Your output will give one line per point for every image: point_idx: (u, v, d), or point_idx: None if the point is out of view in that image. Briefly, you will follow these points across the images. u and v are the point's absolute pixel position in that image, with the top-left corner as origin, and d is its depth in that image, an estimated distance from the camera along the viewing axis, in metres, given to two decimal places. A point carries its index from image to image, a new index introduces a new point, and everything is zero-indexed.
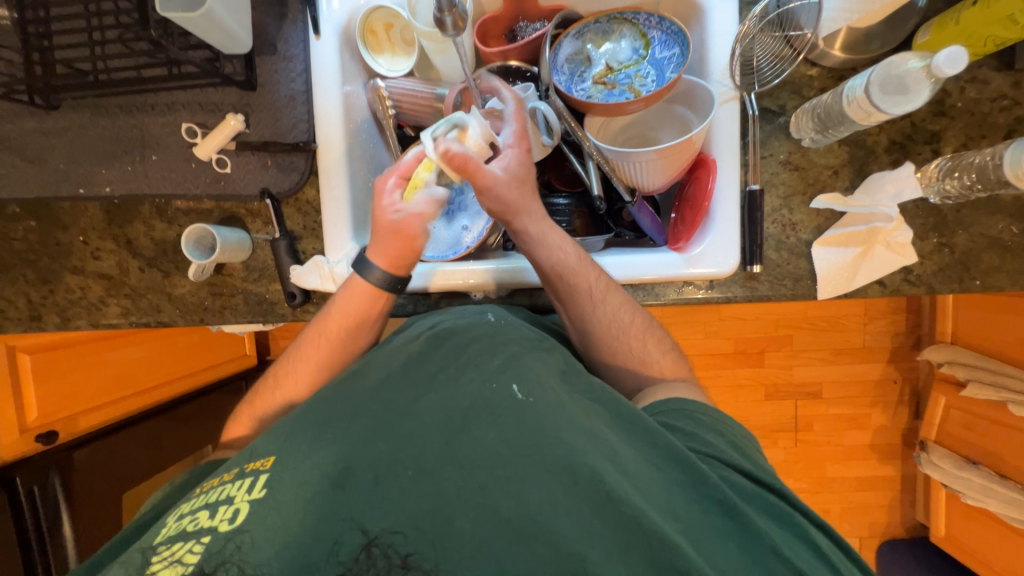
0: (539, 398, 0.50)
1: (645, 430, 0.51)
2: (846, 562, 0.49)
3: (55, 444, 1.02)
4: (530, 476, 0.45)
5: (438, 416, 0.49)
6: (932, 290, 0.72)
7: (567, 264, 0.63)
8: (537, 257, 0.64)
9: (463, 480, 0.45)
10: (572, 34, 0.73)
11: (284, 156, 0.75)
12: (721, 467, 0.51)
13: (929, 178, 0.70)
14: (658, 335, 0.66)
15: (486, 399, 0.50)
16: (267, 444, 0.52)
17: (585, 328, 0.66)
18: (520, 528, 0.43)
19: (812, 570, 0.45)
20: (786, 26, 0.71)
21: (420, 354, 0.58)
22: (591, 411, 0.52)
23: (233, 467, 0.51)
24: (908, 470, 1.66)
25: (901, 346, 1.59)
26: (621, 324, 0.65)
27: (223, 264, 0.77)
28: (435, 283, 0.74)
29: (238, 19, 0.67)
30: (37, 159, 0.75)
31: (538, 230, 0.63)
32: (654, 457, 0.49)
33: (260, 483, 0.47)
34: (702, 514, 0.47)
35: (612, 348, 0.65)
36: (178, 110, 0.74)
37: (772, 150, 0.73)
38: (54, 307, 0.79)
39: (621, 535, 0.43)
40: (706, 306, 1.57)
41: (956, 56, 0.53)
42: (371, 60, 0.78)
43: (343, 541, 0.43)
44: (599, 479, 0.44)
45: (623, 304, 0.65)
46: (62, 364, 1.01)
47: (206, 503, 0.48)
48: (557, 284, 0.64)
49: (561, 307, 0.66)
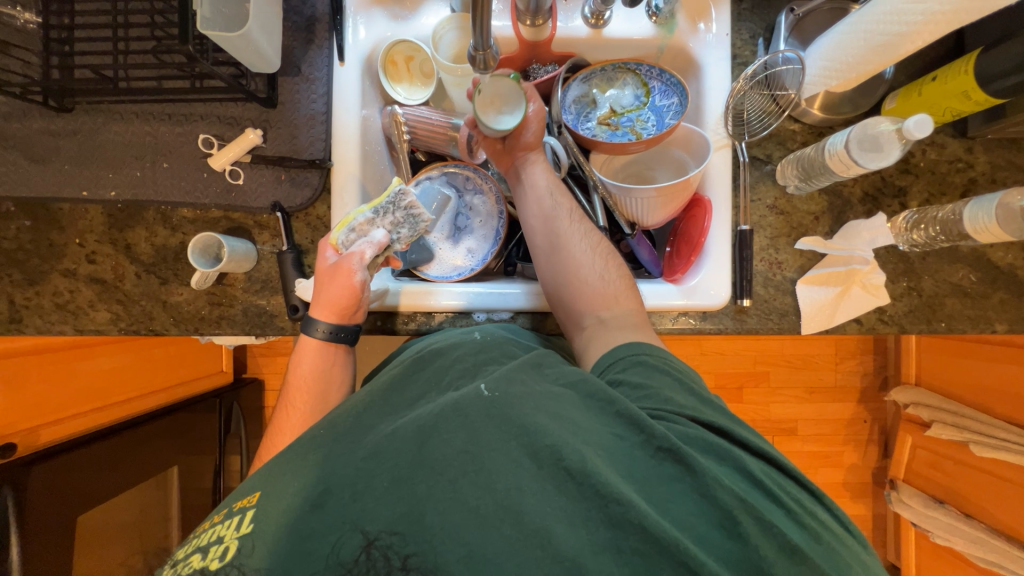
0: (504, 391, 0.49)
1: (601, 398, 0.50)
2: (793, 490, 0.49)
3: (10, 458, 0.91)
4: (496, 465, 0.44)
5: (410, 427, 0.48)
6: (903, 330, 0.78)
7: (550, 196, 0.72)
8: (531, 185, 0.74)
9: (435, 480, 0.44)
10: (580, 78, 0.79)
11: (298, 172, 0.77)
12: (675, 418, 0.50)
13: (899, 228, 0.77)
14: (618, 264, 0.70)
15: (454, 405, 0.48)
16: (253, 480, 0.50)
17: (555, 249, 0.70)
18: (487, 514, 0.42)
19: (783, 526, 0.44)
20: (773, 87, 0.79)
21: (399, 380, 0.58)
22: (560, 395, 0.51)
23: (224, 508, 0.50)
24: (879, 508, 1.72)
25: (870, 386, 1.66)
26: (587, 252, 0.69)
27: (226, 275, 0.77)
28: (443, 303, 0.75)
29: (270, 41, 0.70)
30: (41, 159, 0.74)
31: (535, 167, 0.74)
32: (610, 421, 0.49)
33: (248, 517, 0.45)
34: (655, 466, 0.46)
35: (577, 276, 0.67)
36: (195, 120, 0.75)
37: (760, 195, 0.79)
38: (37, 310, 0.76)
39: (583, 505, 0.43)
40: (690, 340, 1.61)
41: (923, 122, 0.60)
42: (391, 88, 0.82)
43: (344, 544, 0.42)
44: (559, 455, 0.44)
45: (591, 238, 0.70)
46: (30, 372, 0.94)
47: (200, 545, 0.46)
48: (543, 202, 0.72)
49: (537, 229, 0.72)
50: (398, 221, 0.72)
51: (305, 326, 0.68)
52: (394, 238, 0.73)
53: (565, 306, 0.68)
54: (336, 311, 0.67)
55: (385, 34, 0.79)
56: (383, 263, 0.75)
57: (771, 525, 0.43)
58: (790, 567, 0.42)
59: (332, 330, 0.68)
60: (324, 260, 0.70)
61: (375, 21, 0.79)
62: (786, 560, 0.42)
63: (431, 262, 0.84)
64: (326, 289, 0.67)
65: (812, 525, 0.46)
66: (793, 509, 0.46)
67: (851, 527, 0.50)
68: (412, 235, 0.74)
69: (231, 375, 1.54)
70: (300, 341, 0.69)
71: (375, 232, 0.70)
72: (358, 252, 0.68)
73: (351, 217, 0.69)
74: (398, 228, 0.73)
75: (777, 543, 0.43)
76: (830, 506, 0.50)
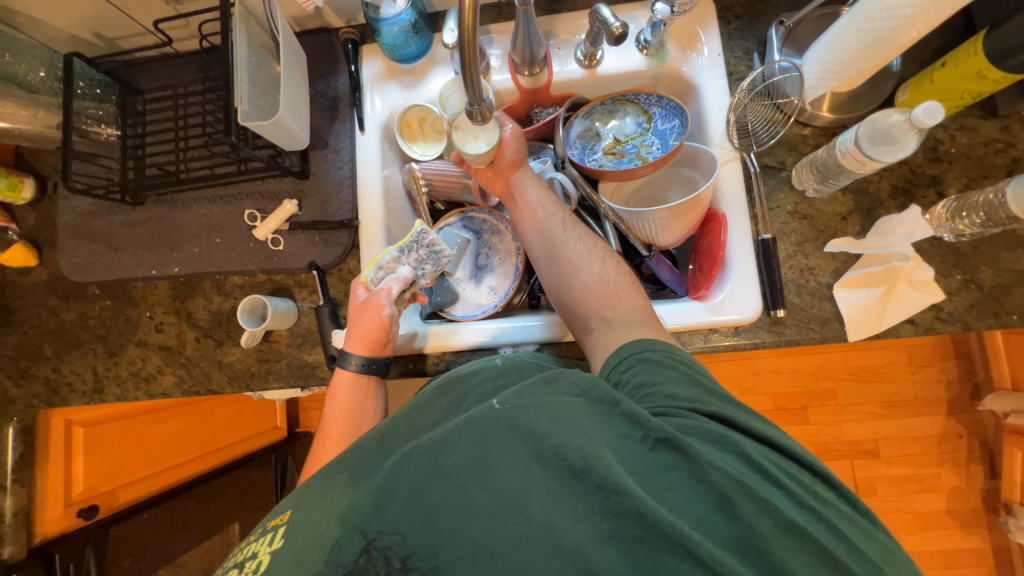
0: (515, 403, 0.48)
1: (606, 400, 0.48)
2: (801, 476, 0.46)
3: (94, 519, 1.00)
4: (506, 469, 0.43)
5: (427, 442, 0.46)
6: (968, 327, 0.71)
7: (542, 206, 0.74)
8: (524, 199, 0.76)
9: (445, 486, 0.43)
10: (582, 115, 0.83)
11: (330, 233, 0.84)
12: (677, 412, 0.48)
13: (939, 219, 0.72)
14: (617, 262, 0.70)
15: (467, 420, 0.47)
16: (286, 500, 0.52)
17: (554, 259, 0.71)
18: (494, 512, 0.41)
19: (789, 511, 0.42)
20: (775, 96, 0.78)
21: (424, 404, 0.58)
22: (567, 401, 0.48)
23: (260, 526, 0.52)
24: (998, 540, 1.47)
25: (959, 396, 1.48)
26: (584, 254, 0.69)
27: (271, 332, 0.83)
28: (468, 337, 0.78)
29: (299, 122, 0.80)
30: (120, 246, 0.86)
31: (522, 179, 0.76)
32: (611, 419, 0.47)
33: (280, 534, 0.48)
34: (654, 458, 0.44)
35: (577, 278, 0.68)
36: (242, 198, 0.85)
37: (778, 202, 0.77)
38: (116, 378, 0.86)
39: (586, 500, 0.41)
40: (738, 360, 1.53)
41: (932, 110, 0.58)
42: (407, 148, 0.89)
43: (344, 543, 0.43)
44: (562, 455, 0.43)
45: (587, 238, 0.71)
46: (110, 437, 1.03)
47: (236, 561, 0.49)
48: (536, 215, 0.74)
49: (535, 242, 0.74)
50: (421, 258, 0.77)
51: (339, 360, 0.72)
52: (420, 274, 0.77)
53: (570, 313, 0.69)
54: (369, 344, 0.72)
55: (399, 102, 0.88)
56: (411, 299, 0.80)
57: (774, 509, 0.41)
58: (793, 545, 0.40)
59: (365, 363, 0.71)
60: (354, 299, 0.75)
61: (389, 92, 0.88)
62: (782, 535, 0.40)
63: (456, 302, 0.88)
64: (359, 325, 0.72)
65: (820, 509, 0.44)
66: (795, 491, 0.44)
67: (865, 510, 0.48)
68: (436, 270, 0.78)
69: (285, 431, 1.58)
70: (336, 375, 0.73)
71: (401, 269, 0.75)
72: (386, 288, 0.73)
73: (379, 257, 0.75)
74: (422, 264, 0.77)
75: (777, 523, 0.41)
76: (839, 487, 0.48)
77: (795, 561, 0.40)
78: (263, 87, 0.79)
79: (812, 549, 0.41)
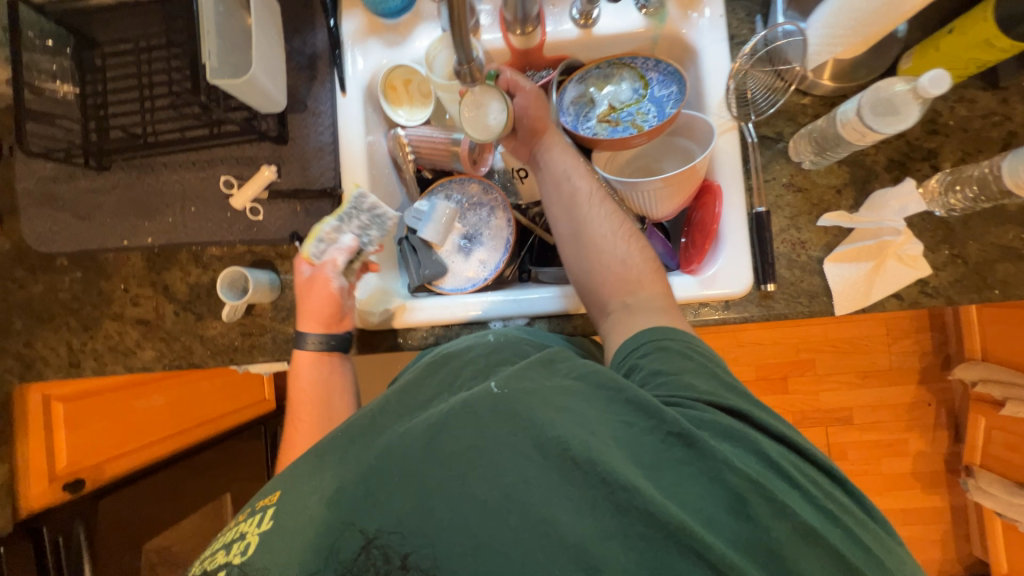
0: (513, 388, 0.47)
1: (612, 387, 0.48)
2: (813, 474, 0.47)
3: (82, 492, 0.99)
4: (507, 458, 0.43)
5: (421, 425, 0.46)
6: (951, 302, 0.72)
7: (572, 172, 0.71)
8: (553, 162, 0.73)
9: (442, 476, 0.43)
10: (575, 79, 0.80)
11: (312, 202, 0.80)
12: (691, 404, 0.49)
13: (932, 192, 0.72)
14: (642, 246, 0.68)
15: (463, 402, 0.46)
16: (276, 479, 0.51)
17: (578, 234, 0.69)
18: (494, 506, 0.41)
19: (803, 510, 0.42)
20: (776, 62, 0.75)
21: (415, 384, 0.56)
22: (572, 388, 0.48)
23: (248, 506, 0.51)
24: (956, 499, 1.58)
25: (930, 366, 1.54)
26: (611, 229, 0.68)
27: (254, 306, 0.81)
28: (435, 311, 0.77)
29: (275, 82, 0.75)
30: (87, 215, 0.81)
31: (552, 140, 0.74)
32: (621, 410, 0.47)
33: (269, 515, 0.47)
34: (665, 450, 0.44)
35: (600, 255, 0.67)
36: (216, 164, 0.81)
37: (774, 174, 0.76)
38: (92, 353, 0.83)
39: (588, 493, 0.41)
40: (723, 332, 1.56)
41: (939, 78, 0.56)
42: (392, 112, 0.86)
43: (342, 542, 0.42)
44: (565, 446, 0.42)
45: (614, 213, 0.70)
46: (91, 411, 1.00)
47: (223, 542, 0.48)
48: (561, 186, 0.71)
49: (558, 214, 0.71)
50: (365, 224, 0.73)
51: (296, 342, 0.73)
52: (365, 241, 0.74)
53: (588, 292, 0.68)
54: (323, 322, 0.72)
55: (381, 61, 0.82)
56: (363, 269, 0.78)
57: (786, 508, 0.41)
58: (802, 546, 0.41)
59: (322, 340, 0.72)
60: (299, 278, 0.73)
61: (372, 51, 0.82)
62: (797, 540, 0.40)
63: (446, 276, 0.85)
64: (308, 305, 0.71)
65: (831, 507, 0.44)
66: (809, 490, 0.44)
67: (874, 511, 0.48)
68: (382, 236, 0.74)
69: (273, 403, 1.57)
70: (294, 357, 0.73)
71: (343, 238, 0.73)
72: (330, 260, 0.72)
73: (316, 231, 0.72)
74: (367, 231, 0.74)
75: (792, 525, 0.41)
76: (848, 486, 0.48)
77: (810, 565, 0.40)
78: (234, 42, 0.73)
79: (824, 551, 0.41)
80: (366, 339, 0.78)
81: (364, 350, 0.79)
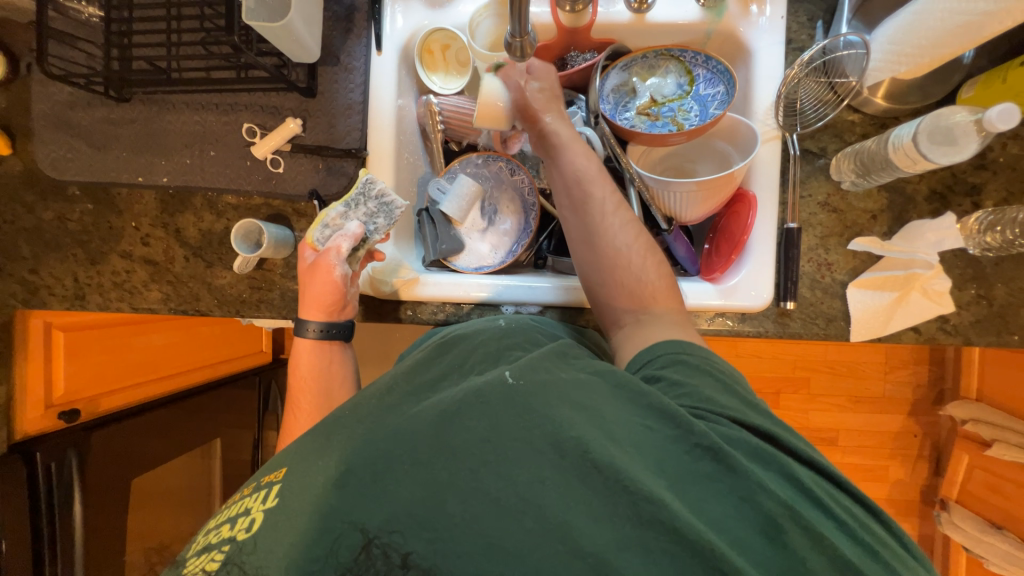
0: (528, 379, 0.48)
1: (632, 390, 0.49)
2: (841, 499, 0.47)
3: (76, 422, 0.98)
4: (519, 456, 0.43)
5: (432, 412, 0.47)
6: (968, 342, 0.71)
7: (584, 173, 0.68)
8: (564, 161, 0.70)
9: (455, 468, 0.43)
10: (620, 66, 0.76)
11: (335, 161, 0.78)
12: (715, 418, 0.48)
13: (970, 231, 0.70)
14: (658, 261, 0.65)
15: (477, 391, 0.47)
16: (282, 456, 0.52)
17: (591, 243, 0.66)
18: (507, 506, 0.41)
19: (833, 537, 0.43)
20: (832, 73, 0.73)
21: (421, 365, 0.57)
22: (592, 388, 0.49)
23: (253, 481, 0.52)
24: (926, 529, 1.61)
25: (923, 399, 1.55)
26: (622, 240, 0.65)
27: (265, 260, 0.79)
28: (443, 292, 0.75)
29: (311, 31, 0.72)
30: (102, 146, 0.79)
31: (565, 136, 0.70)
32: (643, 415, 0.47)
33: (274, 492, 0.48)
34: (692, 463, 0.44)
35: (612, 267, 0.65)
36: (240, 110, 0.78)
37: (811, 190, 0.74)
38: (98, 287, 0.82)
39: (608, 500, 0.41)
40: (723, 340, 1.55)
41: (1009, 112, 0.54)
42: (426, 78, 0.82)
43: (342, 539, 0.41)
44: (585, 448, 0.42)
45: (628, 223, 0.66)
46: (92, 344, 1.00)
47: (229, 516, 0.49)
48: (574, 190, 0.68)
49: (571, 219, 0.69)
50: (372, 211, 0.72)
51: (297, 329, 0.72)
52: (371, 228, 0.72)
53: (601, 302, 0.67)
54: (324, 309, 0.71)
55: (422, 22, 0.79)
56: (368, 257, 0.75)
57: (817, 534, 0.42)
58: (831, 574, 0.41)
59: (323, 327, 0.71)
60: (303, 262, 0.73)
61: (413, 10, 0.79)
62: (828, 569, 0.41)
63: (461, 253, 0.84)
64: (309, 292, 0.70)
65: (864, 536, 0.44)
66: (841, 518, 0.44)
67: (907, 540, 0.48)
68: (389, 225, 0.72)
69: (270, 355, 1.57)
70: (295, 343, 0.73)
71: (349, 226, 0.71)
72: (334, 246, 0.69)
73: (323, 215, 0.72)
74: (374, 219, 0.72)
75: (822, 552, 0.41)
76: (877, 513, 0.48)
77: None
78: None
79: None
80: (374, 307, 0.78)
81: (373, 319, 0.78)
